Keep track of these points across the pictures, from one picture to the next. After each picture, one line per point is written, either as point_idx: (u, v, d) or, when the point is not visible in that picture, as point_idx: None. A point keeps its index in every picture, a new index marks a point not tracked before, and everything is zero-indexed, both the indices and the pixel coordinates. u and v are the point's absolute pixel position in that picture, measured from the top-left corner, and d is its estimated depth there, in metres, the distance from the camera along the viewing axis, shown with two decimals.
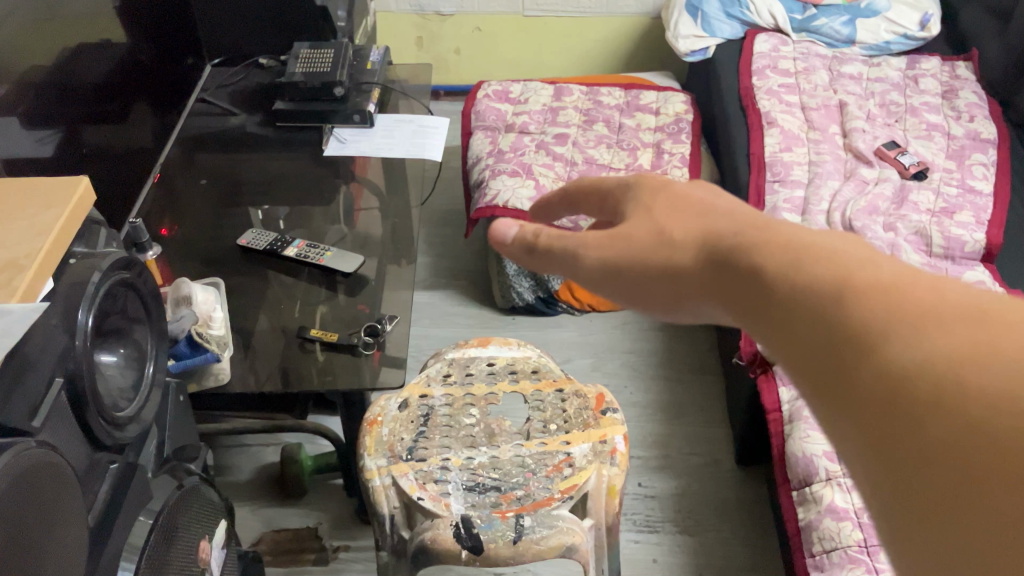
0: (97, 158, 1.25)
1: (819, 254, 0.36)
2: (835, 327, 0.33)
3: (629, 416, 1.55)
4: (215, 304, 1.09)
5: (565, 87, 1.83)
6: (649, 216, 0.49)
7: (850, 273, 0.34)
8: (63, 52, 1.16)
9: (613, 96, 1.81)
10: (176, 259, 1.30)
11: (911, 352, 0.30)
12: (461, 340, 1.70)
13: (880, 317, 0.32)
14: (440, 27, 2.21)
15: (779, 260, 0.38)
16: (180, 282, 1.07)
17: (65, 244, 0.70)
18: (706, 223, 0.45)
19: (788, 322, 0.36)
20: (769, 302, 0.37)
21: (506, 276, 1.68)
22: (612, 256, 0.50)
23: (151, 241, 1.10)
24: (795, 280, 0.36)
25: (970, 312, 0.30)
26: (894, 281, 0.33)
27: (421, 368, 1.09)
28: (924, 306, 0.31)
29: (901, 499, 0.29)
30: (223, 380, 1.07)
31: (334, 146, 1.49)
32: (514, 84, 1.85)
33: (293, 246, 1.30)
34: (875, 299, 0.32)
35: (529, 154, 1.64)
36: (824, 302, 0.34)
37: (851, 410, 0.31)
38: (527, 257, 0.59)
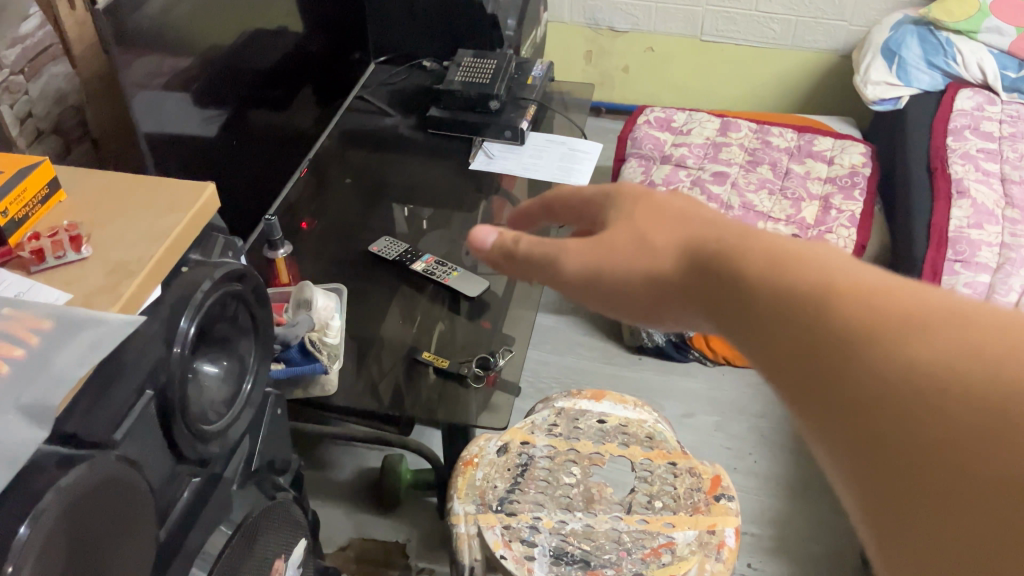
0: (255, 143, 1.27)
1: (793, 253, 0.35)
2: (815, 336, 0.32)
3: (748, 487, 1.42)
4: (334, 312, 1.07)
5: (733, 123, 1.71)
6: (631, 223, 0.48)
7: (824, 276, 0.33)
8: (239, 35, 1.17)
9: (784, 138, 1.68)
10: (311, 255, 1.31)
11: (902, 363, 0.29)
12: (582, 372, 1.63)
13: (863, 326, 0.30)
14: (612, 43, 2.14)
15: (751, 260, 0.36)
16: (304, 285, 1.07)
17: (179, 253, 0.68)
18: (686, 228, 0.46)
19: (766, 328, 0.34)
20: (744, 304, 0.35)
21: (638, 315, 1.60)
22: (597, 263, 0.48)
23: (283, 240, 1.10)
24: (771, 282, 0.34)
25: (946, 317, 0.29)
26: (873, 286, 0.31)
27: (528, 413, 1.02)
28: (908, 312, 0.30)
29: (892, 515, 0.29)
30: (329, 391, 1.04)
31: (481, 161, 1.46)
32: (678, 113, 1.75)
33: (422, 260, 1.27)
34: (854, 308, 0.31)
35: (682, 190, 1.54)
36: (803, 306, 0.32)
37: (836, 419, 0.31)
38: (505, 262, 0.60)
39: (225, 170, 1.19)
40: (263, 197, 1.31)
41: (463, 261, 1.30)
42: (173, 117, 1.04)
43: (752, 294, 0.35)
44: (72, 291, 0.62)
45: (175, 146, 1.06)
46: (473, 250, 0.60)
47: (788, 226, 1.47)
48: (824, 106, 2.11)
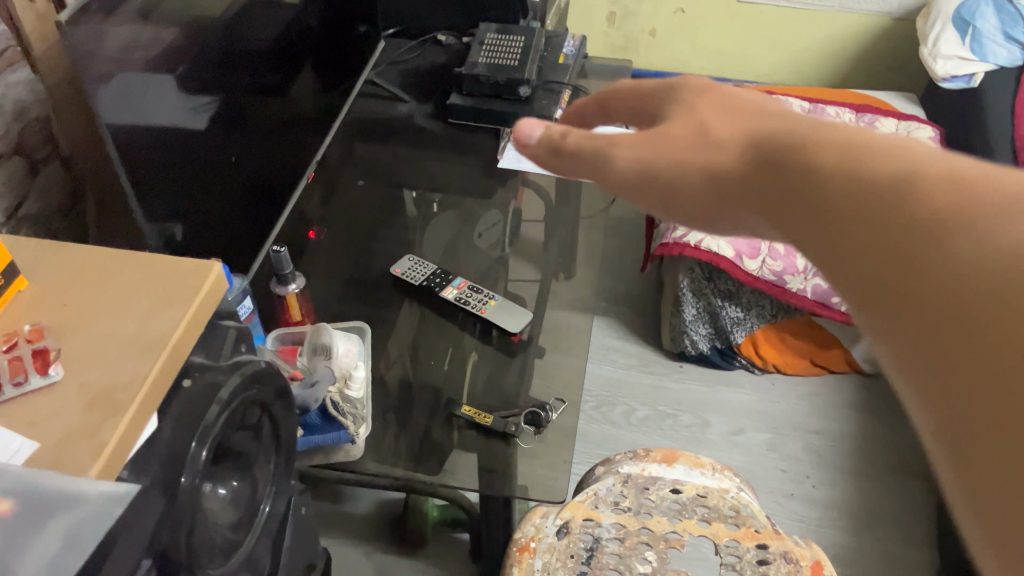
0: (254, 139, 1.08)
1: (871, 145, 0.32)
2: (894, 225, 0.29)
3: (808, 517, 1.28)
4: (357, 360, 0.92)
5: (783, 102, 1.53)
6: (693, 116, 0.41)
7: (915, 164, 0.30)
8: (229, 11, 0.96)
9: (841, 119, 1.51)
10: (322, 274, 1.14)
11: (996, 249, 0.26)
12: (618, 383, 1.48)
13: (952, 207, 0.28)
14: (638, 4, 1.94)
15: (827, 154, 0.33)
16: (321, 327, 0.92)
17: (175, 370, 0.52)
18: (756, 124, 0.39)
19: (842, 220, 0.31)
20: (809, 198, 0.33)
21: (681, 320, 1.44)
22: (653, 157, 0.40)
23: (294, 273, 0.94)
24: (847, 174, 0.31)
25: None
26: (964, 172, 0.29)
27: (589, 483, 0.88)
28: (1004, 194, 0.27)
29: (977, 418, 0.25)
30: (353, 457, 0.90)
31: (510, 159, 1.30)
32: None
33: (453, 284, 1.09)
34: (942, 194, 0.28)
35: None
36: (881, 192, 0.30)
37: (911, 310, 0.28)
38: (552, 165, 0.45)
39: (222, 175, 1.01)
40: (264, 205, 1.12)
41: (475, 245, 1.22)
42: (153, 105, 0.84)
43: (821, 186, 0.32)
44: (37, 434, 0.46)
45: (157, 145, 0.86)
46: (514, 146, 0.47)
47: None
48: (870, 73, 1.93)
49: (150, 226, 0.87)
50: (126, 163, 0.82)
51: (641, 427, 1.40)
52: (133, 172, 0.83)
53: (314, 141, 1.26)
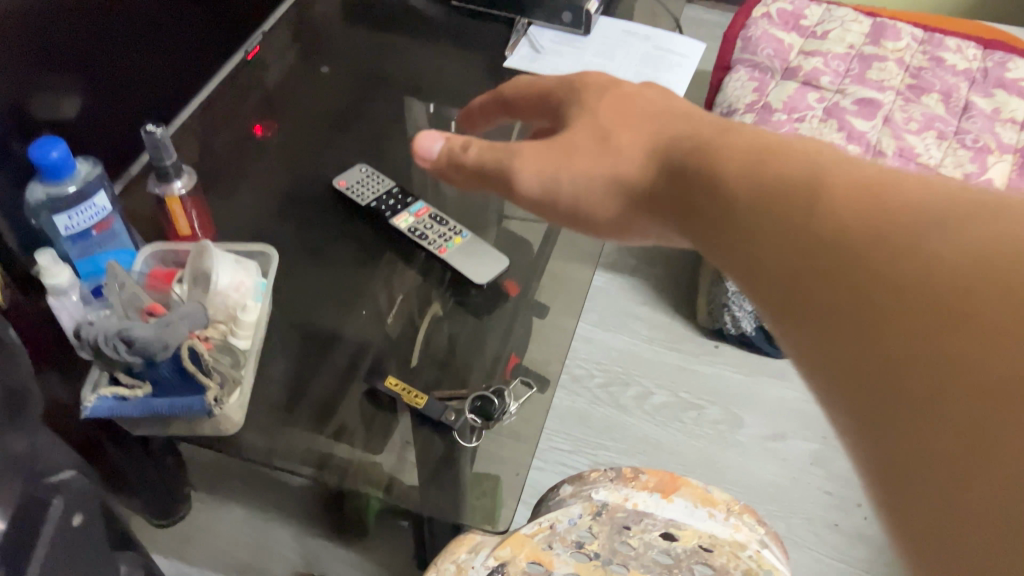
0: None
1: (782, 154, 0.30)
2: (800, 242, 0.27)
3: (853, 559, 1.00)
4: (250, 297, 0.67)
5: (890, 27, 1.19)
6: (592, 118, 0.45)
7: (826, 171, 0.28)
8: None
9: (963, 55, 1.17)
10: (256, 184, 0.89)
11: (918, 257, 0.23)
12: (635, 358, 1.21)
13: (856, 212, 0.26)
14: None
15: (739, 165, 0.32)
16: (203, 248, 0.67)
17: None
18: (656, 123, 0.42)
19: (757, 235, 0.29)
20: (730, 211, 0.31)
21: (724, 291, 1.15)
22: (553, 170, 0.45)
23: (181, 167, 0.68)
24: (761, 188, 0.30)
25: (967, 202, 0.24)
26: (872, 177, 0.27)
27: (545, 507, 0.62)
28: (904, 203, 0.25)
29: (888, 462, 0.22)
30: (225, 432, 0.64)
31: (521, 58, 0.98)
32: (812, 5, 1.24)
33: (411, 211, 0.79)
34: (854, 198, 0.26)
35: (808, 122, 1.06)
36: (790, 200, 0.28)
37: (830, 330, 0.25)
38: (454, 172, 0.52)
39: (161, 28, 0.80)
40: (186, 77, 0.88)
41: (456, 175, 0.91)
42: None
43: (738, 202, 0.30)
44: None
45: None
46: (419, 159, 0.54)
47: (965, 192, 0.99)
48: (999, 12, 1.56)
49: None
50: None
51: (657, 416, 1.13)
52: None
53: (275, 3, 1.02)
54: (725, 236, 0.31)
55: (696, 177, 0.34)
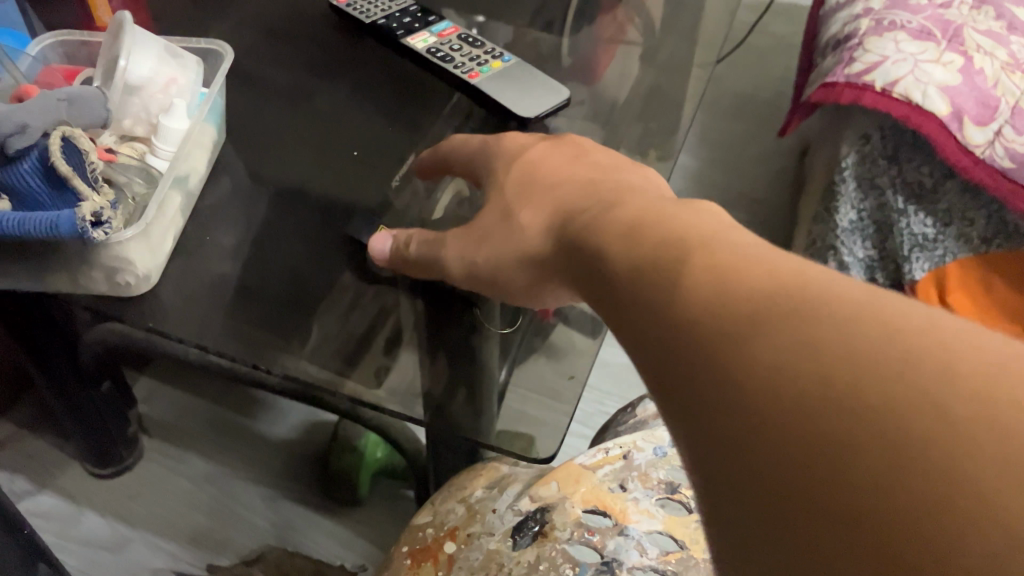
0: None
1: (656, 228, 0.27)
2: (665, 346, 0.23)
3: None
4: (184, 101, 0.46)
5: None
6: (506, 191, 0.38)
7: (697, 244, 0.25)
8: None
9: None
10: None
11: (756, 385, 0.20)
12: None
13: (713, 310, 0.22)
14: None
15: (619, 239, 0.28)
16: (117, 26, 0.45)
17: None
18: (564, 183, 0.36)
19: (619, 327, 0.26)
20: (600, 287, 0.29)
21: (832, 231, 0.91)
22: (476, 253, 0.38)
23: None
24: (622, 271, 0.27)
25: (838, 290, 0.21)
26: (718, 258, 0.24)
27: (606, 443, 0.46)
28: (766, 290, 0.22)
29: None
30: (131, 287, 0.42)
31: None
32: None
33: (435, 32, 0.57)
34: (716, 288, 0.23)
35: (956, 7, 0.82)
36: (656, 285, 0.25)
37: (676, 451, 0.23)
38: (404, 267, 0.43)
39: None
40: None
41: None
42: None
43: (614, 287, 0.27)
44: None
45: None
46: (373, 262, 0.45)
47: None
48: None
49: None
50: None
51: None
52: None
53: None
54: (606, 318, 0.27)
55: (579, 244, 0.31)
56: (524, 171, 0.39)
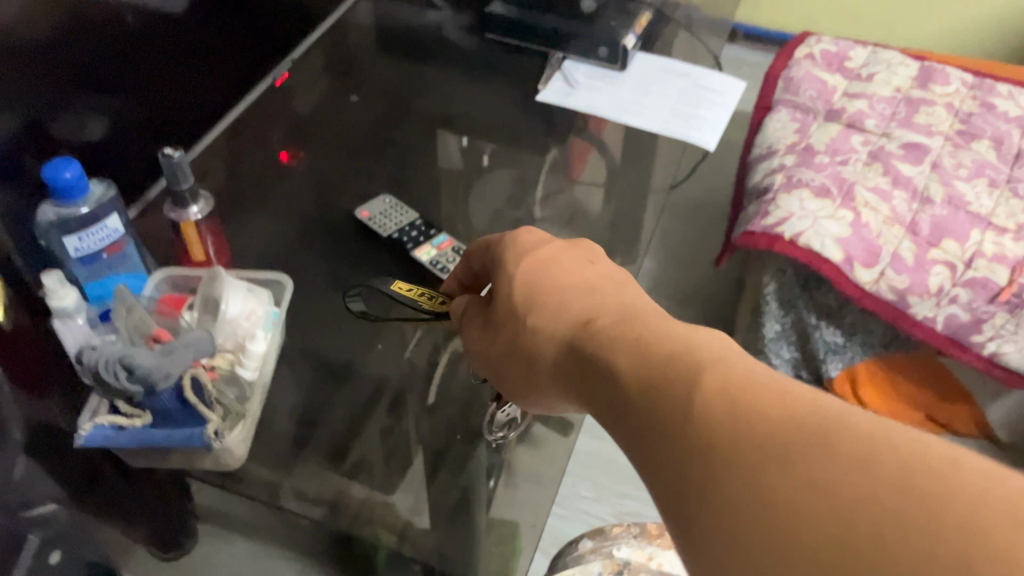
0: (239, 15, 0.84)
1: (682, 351, 0.34)
2: (705, 465, 0.29)
3: None
4: (262, 328, 0.65)
5: (939, 70, 1.15)
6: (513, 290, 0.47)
7: (721, 370, 0.32)
8: None
9: (1017, 101, 1.11)
10: (273, 211, 0.86)
11: (750, 486, 0.27)
12: None
13: (746, 442, 0.28)
14: None
15: (637, 365, 0.35)
16: (215, 276, 0.65)
17: None
18: (573, 280, 0.45)
19: (654, 440, 0.32)
20: (606, 388, 0.37)
21: (761, 339, 1.10)
22: (508, 348, 0.47)
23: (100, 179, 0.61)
24: (655, 397, 0.33)
25: (839, 421, 0.28)
26: (745, 397, 0.30)
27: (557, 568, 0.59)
28: (783, 419, 0.29)
29: None
30: (227, 464, 0.62)
31: (556, 91, 0.96)
32: (856, 46, 1.20)
33: (433, 243, 0.76)
34: (742, 418, 0.29)
35: (853, 166, 1.02)
36: (689, 412, 0.31)
37: (671, 518, 0.30)
38: (483, 366, 0.52)
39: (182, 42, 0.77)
40: (202, 105, 0.84)
41: None
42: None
43: (648, 405, 0.33)
44: None
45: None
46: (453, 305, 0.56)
47: (1015, 249, 0.94)
48: None
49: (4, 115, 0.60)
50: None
51: None
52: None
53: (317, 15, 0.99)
54: (637, 433, 0.33)
55: (600, 358, 0.38)
56: (532, 247, 0.48)
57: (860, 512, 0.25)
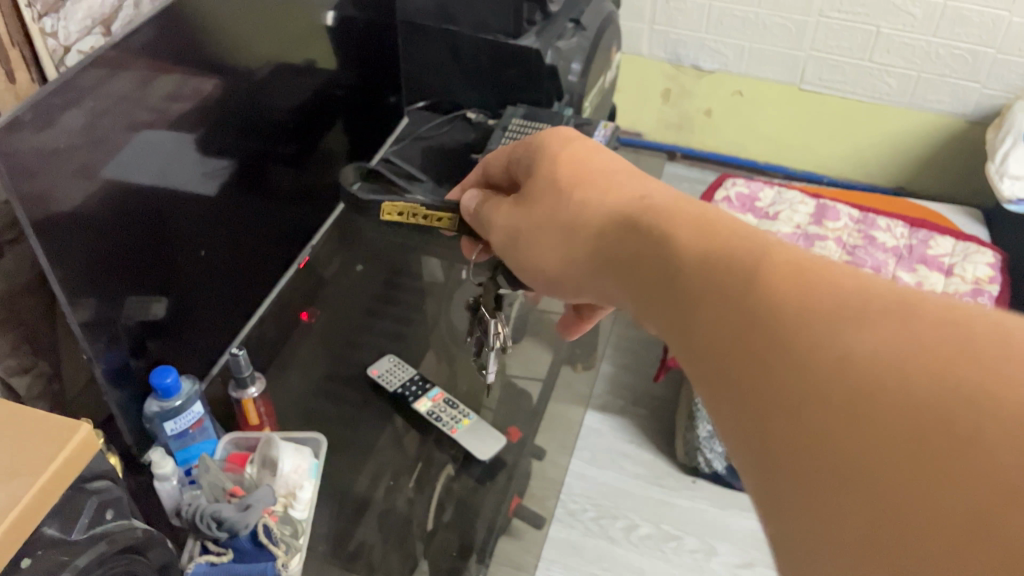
0: (273, 206, 1.08)
1: (729, 227, 0.37)
2: (759, 320, 0.32)
3: None
4: (306, 476, 0.88)
5: (831, 208, 1.43)
6: (553, 177, 0.56)
7: (770, 246, 0.34)
8: (285, 89, 1.04)
9: (893, 233, 1.39)
10: (303, 367, 1.11)
11: (804, 345, 0.30)
12: (621, 492, 1.38)
13: (795, 302, 0.31)
14: (695, 82, 1.91)
15: (690, 232, 0.39)
16: (270, 438, 0.87)
17: (28, 532, 0.49)
18: (610, 179, 0.52)
19: (703, 297, 0.35)
20: (655, 281, 0.40)
21: (697, 438, 1.34)
22: (537, 225, 0.56)
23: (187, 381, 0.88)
24: (709, 261, 0.36)
25: (906, 294, 0.30)
26: (804, 269, 0.32)
27: None
28: (843, 285, 0.31)
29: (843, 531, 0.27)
30: None
31: None
32: (765, 188, 1.48)
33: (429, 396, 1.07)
34: (798, 287, 0.31)
35: None
36: (746, 272, 0.33)
37: (694, 356, 0.35)
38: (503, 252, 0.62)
39: (229, 234, 0.99)
40: (251, 288, 1.07)
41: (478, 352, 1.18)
42: (131, 154, 0.78)
43: (697, 272, 0.36)
44: None
45: (137, 203, 0.80)
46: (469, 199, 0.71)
47: None
48: (941, 167, 1.80)
49: (113, 307, 0.79)
50: (90, 225, 0.74)
51: (642, 546, 1.30)
52: (97, 239, 0.76)
53: (330, 198, 1.24)
54: (680, 295, 0.36)
55: (642, 239, 0.43)
56: (565, 147, 0.57)
57: (879, 373, 0.28)
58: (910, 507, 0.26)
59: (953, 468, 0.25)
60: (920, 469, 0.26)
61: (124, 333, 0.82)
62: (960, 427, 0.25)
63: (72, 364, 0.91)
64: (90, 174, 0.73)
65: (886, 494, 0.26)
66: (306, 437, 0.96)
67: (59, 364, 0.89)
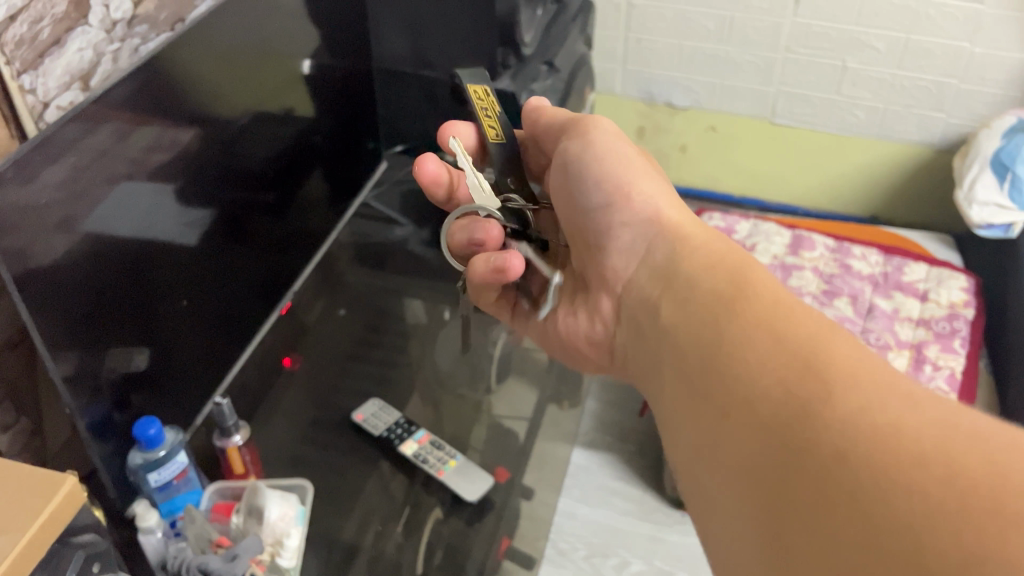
0: (255, 253, 1.09)
1: (805, 311, 0.47)
2: (815, 372, 0.42)
3: None
4: (293, 524, 0.87)
5: (807, 238, 1.45)
6: (656, 177, 0.66)
7: (839, 337, 0.44)
8: (265, 137, 1.05)
9: (868, 261, 1.41)
10: (288, 413, 1.11)
11: (844, 400, 0.40)
12: (611, 530, 1.37)
13: (848, 373, 0.41)
14: (668, 120, 1.94)
15: (772, 299, 0.49)
16: (257, 487, 0.86)
17: None
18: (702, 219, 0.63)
19: (765, 347, 0.45)
20: (701, 338, 0.50)
21: None
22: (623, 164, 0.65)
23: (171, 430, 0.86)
24: (783, 325, 0.46)
25: (941, 405, 0.39)
26: (866, 360, 0.42)
27: None
28: (891, 380, 0.41)
29: (814, 525, 0.38)
30: None
31: None
32: (742, 221, 1.50)
33: (414, 439, 1.08)
34: (856, 366, 0.42)
35: None
36: (815, 344, 0.44)
37: (739, 382, 0.45)
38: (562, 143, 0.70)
39: (213, 282, 1.00)
40: (235, 336, 1.07)
41: (463, 393, 1.18)
42: (112, 205, 0.79)
43: (767, 326, 0.46)
44: None
45: (120, 255, 0.81)
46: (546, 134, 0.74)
47: None
48: (913, 195, 1.84)
49: (95, 360, 0.79)
50: (72, 280, 0.75)
51: None
52: (79, 292, 0.76)
53: (309, 243, 1.25)
54: (745, 339, 0.47)
55: (715, 285, 0.52)
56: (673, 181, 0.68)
57: (895, 438, 0.37)
58: (871, 529, 0.36)
59: (905, 513, 0.35)
60: (882, 502, 0.36)
61: (108, 385, 0.82)
62: (935, 494, 0.35)
63: (53, 419, 0.91)
64: (68, 227, 0.74)
65: (853, 510, 0.37)
66: (291, 485, 0.95)
67: (40, 420, 0.89)
